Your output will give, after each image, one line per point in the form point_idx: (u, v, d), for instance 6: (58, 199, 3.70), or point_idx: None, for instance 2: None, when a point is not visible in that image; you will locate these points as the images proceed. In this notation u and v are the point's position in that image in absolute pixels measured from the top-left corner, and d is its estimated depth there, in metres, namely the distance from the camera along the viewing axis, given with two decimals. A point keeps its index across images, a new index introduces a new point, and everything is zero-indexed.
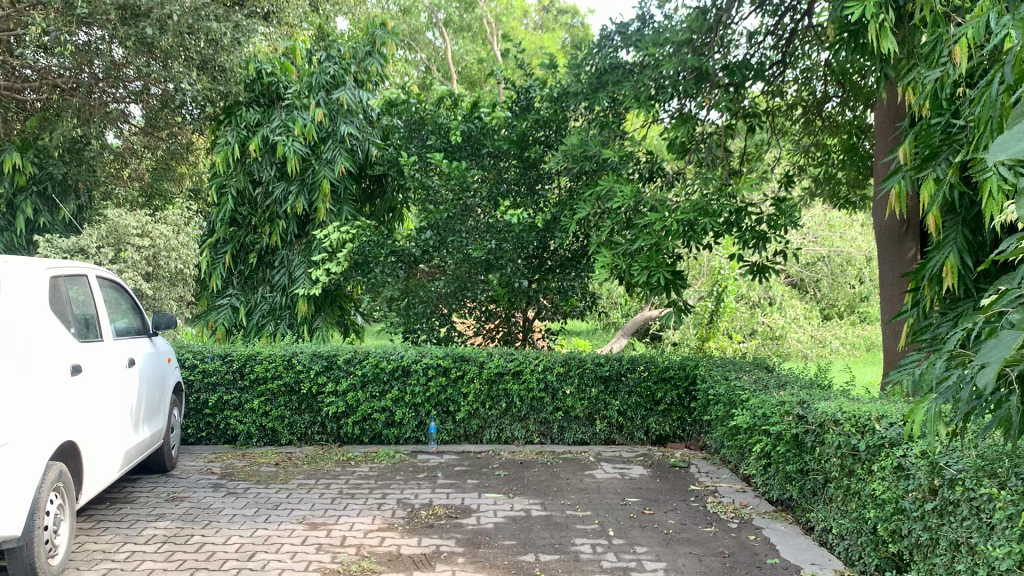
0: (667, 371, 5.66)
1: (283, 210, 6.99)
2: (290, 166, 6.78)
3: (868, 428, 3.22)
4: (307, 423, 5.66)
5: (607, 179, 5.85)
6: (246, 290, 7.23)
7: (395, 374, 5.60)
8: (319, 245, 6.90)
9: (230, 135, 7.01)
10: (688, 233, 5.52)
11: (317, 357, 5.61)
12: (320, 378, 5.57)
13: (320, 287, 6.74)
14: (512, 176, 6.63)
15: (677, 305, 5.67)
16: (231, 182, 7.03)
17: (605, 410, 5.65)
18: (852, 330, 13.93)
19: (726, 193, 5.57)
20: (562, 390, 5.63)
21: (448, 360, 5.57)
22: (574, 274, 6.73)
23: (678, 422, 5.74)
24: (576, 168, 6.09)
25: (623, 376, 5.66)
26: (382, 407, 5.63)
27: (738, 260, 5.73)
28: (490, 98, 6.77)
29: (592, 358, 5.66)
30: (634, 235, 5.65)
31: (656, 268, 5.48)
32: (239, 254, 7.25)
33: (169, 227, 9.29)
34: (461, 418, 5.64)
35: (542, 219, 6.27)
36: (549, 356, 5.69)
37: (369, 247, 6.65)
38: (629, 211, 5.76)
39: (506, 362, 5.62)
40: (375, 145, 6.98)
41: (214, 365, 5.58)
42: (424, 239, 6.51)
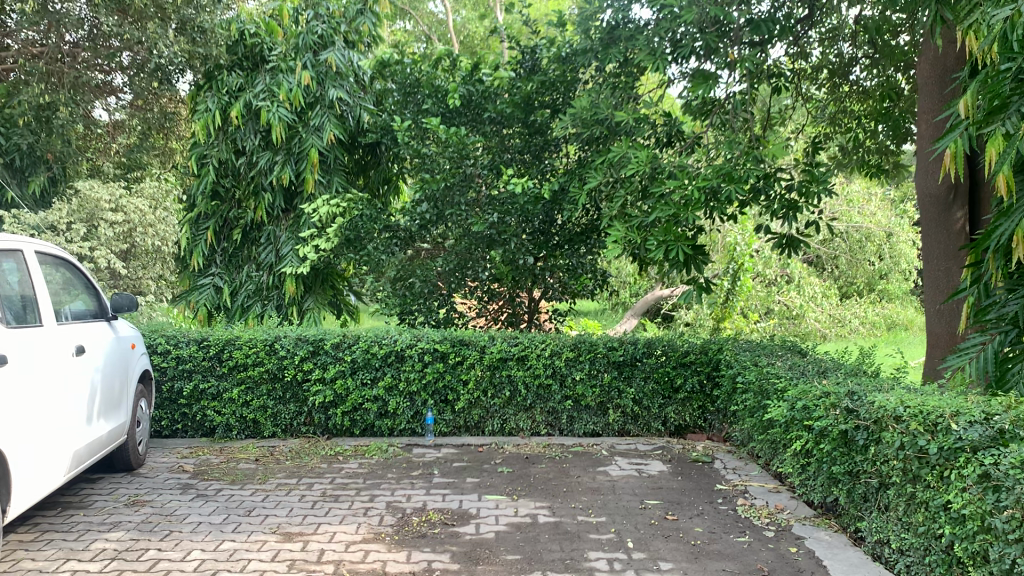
0: (687, 356, 5.13)
1: (268, 182, 6.44)
2: (275, 133, 6.22)
3: (942, 428, 2.69)
4: (292, 413, 5.16)
5: (621, 145, 5.28)
6: (230, 269, 6.69)
7: (388, 360, 5.09)
8: (307, 220, 6.37)
9: (211, 100, 6.45)
10: (711, 203, 4.98)
11: (302, 342, 5.12)
12: (305, 364, 5.06)
13: (308, 265, 6.21)
14: (516, 143, 6.09)
15: (699, 282, 5.13)
16: (213, 152, 6.49)
17: (619, 399, 5.14)
18: (872, 308, 13.35)
19: (753, 158, 4.96)
20: (572, 377, 5.11)
21: (446, 345, 5.06)
22: (584, 250, 6.23)
23: (700, 411, 5.21)
24: (586, 133, 5.54)
25: (639, 361, 5.14)
26: (374, 396, 5.12)
27: (766, 232, 5.18)
28: (492, 60, 6.22)
29: (604, 341, 5.15)
30: (651, 206, 5.13)
31: (675, 242, 4.84)
32: (223, 230, 6.72)
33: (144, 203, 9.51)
34: (461, 409, 5.13)
35: (549, 190, 5.73)
36: (557, 340, 5.18)
37: (361, 222, 6.13)
38: (644, 179, 5.23)
39: (510, 347, 5.11)
40: (368, 110, 6.42)
41: (190, 352, 5.09)
42: (420, 213, 5.96)
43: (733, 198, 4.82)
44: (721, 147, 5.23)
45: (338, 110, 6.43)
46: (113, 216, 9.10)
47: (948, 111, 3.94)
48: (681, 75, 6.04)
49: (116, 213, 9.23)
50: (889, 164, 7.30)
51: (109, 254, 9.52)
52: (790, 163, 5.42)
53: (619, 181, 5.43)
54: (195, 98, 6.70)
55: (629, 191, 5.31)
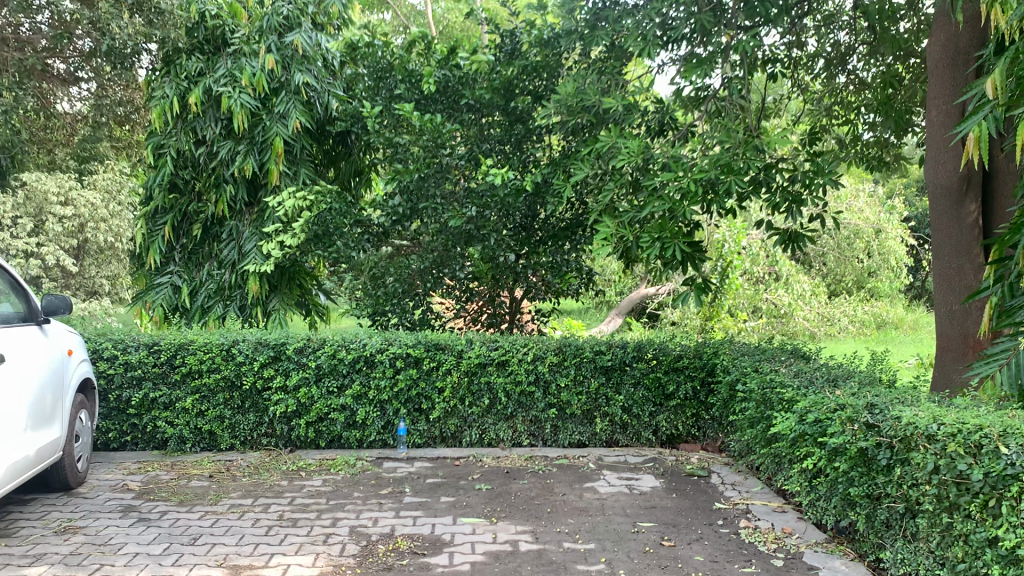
0: (680, 360, 4.75)
1: (230, 173, 6.01)
2: (237, 121, 5.80)
3: (988, 451, 2.34)
4: (251, 424, 4.74)
5: (608, 134, 4.91)
6: (189, 267, 6.24)
7: (357, 366, 4.68)
8: (272, 214, 5.94)
9: (168, 86, 6.01)
10: (707, 196, 4.61)
11: (262, 346, 4.69)
12: (266, 371, 4.65)
13: (273, 262, 5.78)
14: (496, 133, 5.68)
15: (694, 281, 4.75)
16: (170, 141, 6.04)
17: (606, 407, 4.76)
18: (861, 306, 13.01)
19: (752, 148, 4.58)
20: (556, 383, 4.73)
21: (419, 349, 4.66)
22: (568, 247, 5.85)
23: (693, 420, 4.83)
24: (571, 122, 5.16)
25: (628, 366, 4.76)
26: (341, 405, 4.70)
27: (765, 227, 4.81)
28: (470, 43, 5.80)
29: (590, 345, 4.76)
30: (643, 199, 4.80)
31: (670, 239, 4.58)
32: (182, 225, 6.27)
33: (94, 197, 10.62)
34: (436, 418, 4.73)
35: (531, 182, 5.34)
36: (540, 344, 4.79)
37: (330, 216, 5.70)
38: (635, 171, 4.88)
39: (489, 352, 4.71)
40: (337, 96, 6.00)
41: (139, 357, 4.65)
42: (393, 206, 5.55)
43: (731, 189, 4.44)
44: (718, 136, 4.86)
45: (304, 96, 6.02)
46: (63, 210, 10.35)
47: (969, 92, 3.57)
48: (672, 61, 5.66)
49: (65, 207, 10.38)
50: (888, 156, 6.95)
51: (57, 248, 10.40)
52: (789, 153, 5.06)
53: (608, 172, 5.05)
54: (152, 83, 6.25)
55: (618, 182, 4.93)
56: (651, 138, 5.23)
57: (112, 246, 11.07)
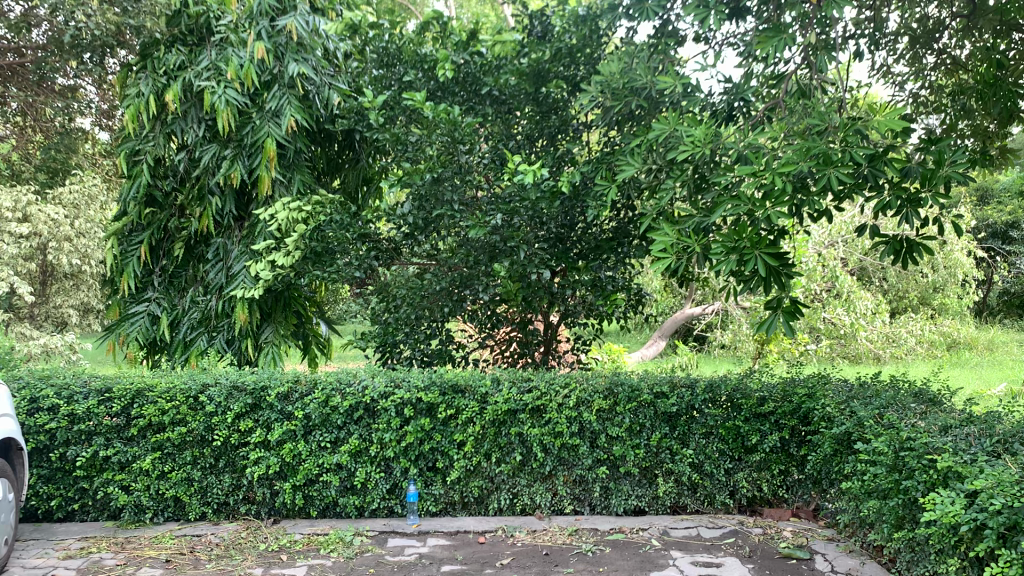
0: (765, 404, 3.74)
1: (215, 182, 5.12)
2: (221, 122, 4.90)
3: None
4: (226, 488, 3.82)
5: (668, 121, 3.94)
6: (170, 293, 5.34)
7: (355, 416, 3.74)
8: (263, 229, 5.04)
9: (143, 83, 5.14)
10: (796, 194, 3.60)
11: (237, 392, 3.76)
12: (243, 424, 3.73)
13: (263, 286, 4.86)
14: (525, 125, 4.81)
15: (779, 303, 3.79)
16: (146, 146, 5.17)
17: (671, 465, 3.77)
18: (930, 324, 11.78)
19: (855, 132, 3.57)
20: (606, 434, 3.75)
21: (433, 395, 3.68)
22: (614, 262, 4.82)
23: (780, 479, 3.81)
24: (617, 108, 4.22)
25: (697, 412, 3.78)
26: (336, 465, 3.76)
27: (866, 234, 3.77)
28: (492, 23, 4.87)
29: (648, 385, 3.77)
30: (711, 201, 3.85)
31: (752, 251, 3.61)
32: (161, 244, 5.38)
33: (56, 212, 9.83)
34: (455, 480, 3.76)
35: (570, 184, 4.38)
36: (584, 384, 3.81)
37: (329, 230, 4.77)
38: (701, 166, 3.93)
39: (520, 396, 3.74)
40: (338, 89, 5.07)
41: (87, 408, 3.72)
42: (403, 217, 4.61)
43: (833, 184, 3.43)
44: (805, 121, 3.86)
45: (300, 90, 5.10)
46: (21, 226, 9.55)
47: None
48: (737, 48, 4.65)
49: (23, 223, 9.60)
50: (991, 149, 5.83)
51: (15, 272, 9.60)
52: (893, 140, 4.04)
53: (665, 168, 4.09)
54: (126, 81, 5.39)
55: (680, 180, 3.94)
56: (720, 126, 4.23)
57: (82, 268, 10.34)
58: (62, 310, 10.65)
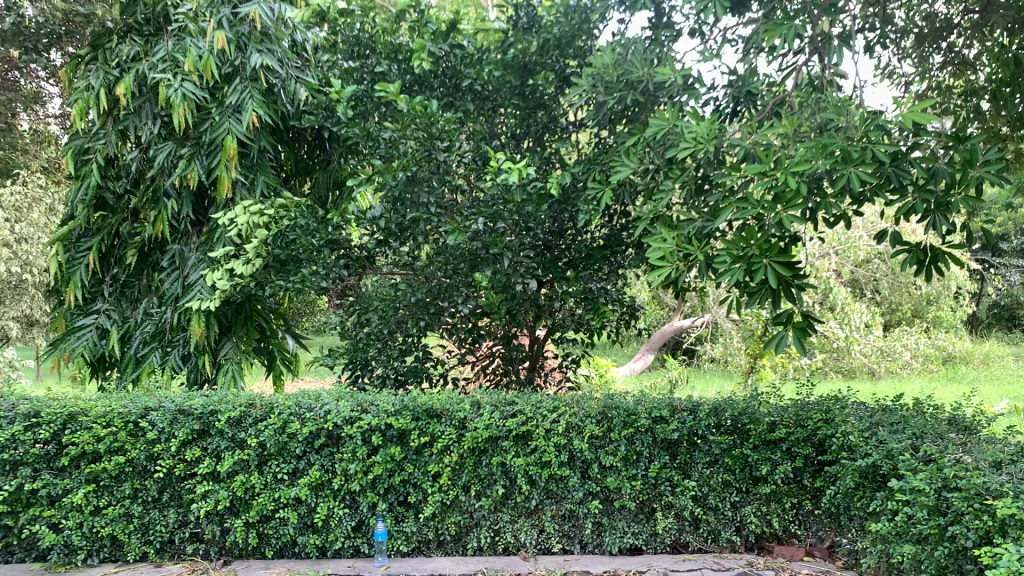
0: (775, 430, 3.34)
1: (171, 184, 4.69)
2: (177, 118, 4.48)
3: None
4: (171, 525, 3.38)
5: (667, 117, 3.57)
6: (122, 305, 4.90)
7: (317, 443, 3.32)
8: (222, 234, 4.62)
9: (93, 75, 4.68)
10: (810, 196, 3.22)
11: (183, 418, 3.33)
12: (189, 453, 3.30)
13: (221, 298, 4.43)
14: (510, 124, 4.42)
15: (790, 318, 3.37)
16: (96, 144, 4.72)
17: (671, 498, 3.37)
18: (926, 338, 11.46)
19: (876, 126, 3.19)
20: (599, 464, 3.36)
21: (405, 420, 3.27)
22: (606, 271, 4.43)
23: (792, 514, 3.40)
24: (610, 103, 3.84)
25: (699, 439, 3.39)
26: (295, 498, 3.34)
27: (887, 240, 3.38)
28: (475, 11, 4.46)
29: (646, 409, 3.38)
30: (716, 204, 3.47)
31: (762, 259, 3.20)
32: (113, 251, 4.94)
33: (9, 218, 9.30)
34: (429, 516, 3.35)
35: (558, 186, 3.99)
36: (575, 408, 3.41)
37: (294, 236, 4.35)
38: (704, 165, 3.55)
39: (503, 421, 3.33)
40: (306, 83, 4.66)
41: (11, 435, 3.27)
42: (376, 222, 4.20)
43: (854, 185, 3.05)
44: (819, 116, 3.48)
45: (264, 84, 4.69)
46: None
47: None
48: (735, 45, 4.15)
49: None
50: (1006, 153, 5.47)
51: None
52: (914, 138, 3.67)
53: (663, 169, 3.71)
54: (75, 73, 4.91)
55: (680, 181, 3.54)
56: (726, 121, 3.73)
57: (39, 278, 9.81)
58: (13, 322, 10.06)
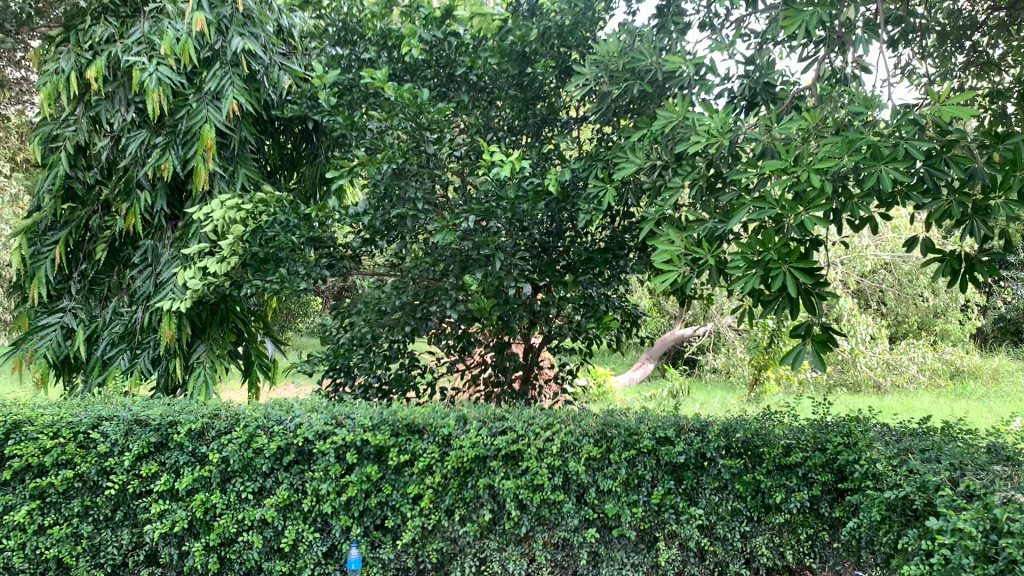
0: (791, 454, 3.03)
1: (144, 174, 4.37)
2: (151, 104, 4.16)
3: None
4: (124, 547, 3.06)
5: (678, 109, 3.25)
6: (90, 303, 4.58)
7: (287, 459, 3.02)
8: (197, 230, 4.31)
9: (63, 58, 4.36)
10: (835, 197, 2.92)
11: (139, 429, 3.04)
12: (145, 468, 3.00)
13: (192, 298, 4.12)
14: (506, 116, 4.11)
15: (809, 330, 3.04)
16: (65, 131, 4.40)
17: (675, 527, 3.07)
18: (933, 352, 11.15)
19: (910, 121, 2.89)
20: (596, 487, 3.05)
21: (383, 437, 2.98)
22: (608, 277, 4.12)
23: (807, 547, 3.07)
24: (615, 94, 3.53)
25: (708, 462, 3.09)
26: (262, 520, 3.04)
27: (917, 248, 3.09)
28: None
29: (648, 428, 3.08)
30: (729, 205, 3.17)
31: (782, 266, 2.87)
32: (82, 246, 4.62)
33: None
34: (409, 542, 3.04)
35: (558, 183, 3.68)
36: (571, 425, 3.11)
37: (273, 233, 4.05)
38: (717, 163, 3.25)
39: (491, 439, 3.03)
40: (290, 70, 4.34)
41: None
42: (361, 220, 3.90)
43: (885, 185, 2.74)
44: (846, 111, 3.16)
45: (246, 70, 4.37)
46: None
47: None
48: (748, 41, 3.80)
49: None
50: None
51: None
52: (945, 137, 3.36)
53: (672, 166, 3.41)
54: (45, 55, 4.59)
55: (691, 179, 3.23)
56: (741, 114, 3.42)
57: None
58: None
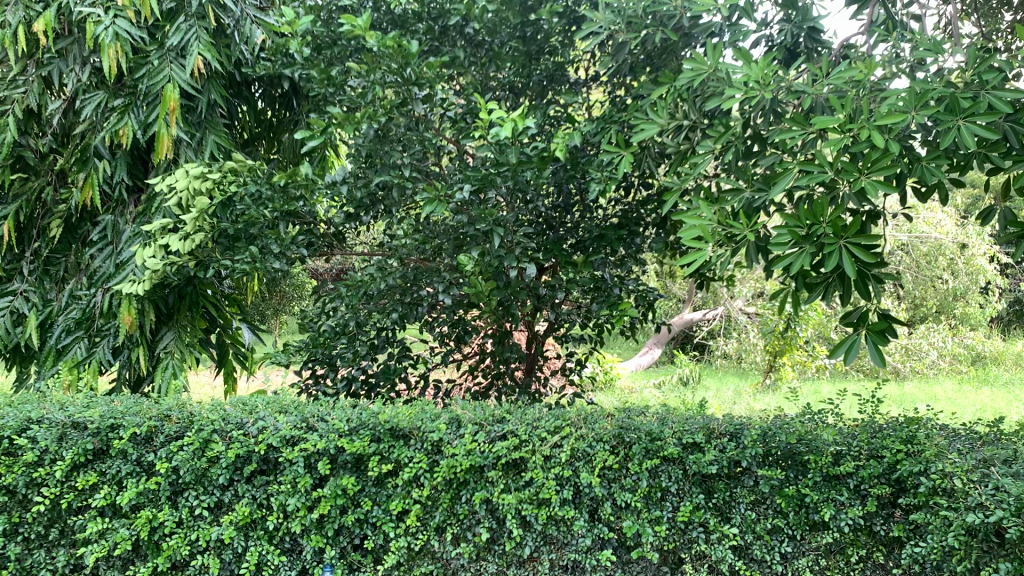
0: (841, 463, 2.58)
1: (101, 140, 3.89)
2: (106, 61, 3.66)
3: None
4: (59, 572, 2.62)
5: (709, 59, 2.76)
6: (45, 285, 4.12)
7: (250, 468, 2.58)
8: (161, 203, 3.84)
9: (9, 9, 3.79)
10: (900, 160, 2.44)
11: (75, 434, 2.59)
12: (81, 480, 2.55)
13: (153, 279, 3.65)
14: (506, 74, 3.62)
15: (864, 319, 2.55)
16: (13, 94, 3.91)
17: (705, 548, 2.60)
18: (953, 335, 10.66)
19: (992, 68, 2.40)
20: (612, 502, 2.60)
21: (361, 443, 2.53)
22: (621, 256, 3.65)
23: (858, 571, 2.61)
24: (633, 42, 3.03)
25: (743, 471, 2.64)
26: (221, 539, 2.60)
27: (990, 221, 2.63)
28: None
29: (673, 433, 2.63)
30: (770, 170, 2.70)
31: (837, 243, 2.41)
32: (35, 222, 4.16)
33: None
34: (392, 566, 2.59)
35: (566, 148, 3.19)
36: (582, 429, 2.65)
37: (243, 207, 3.56)
38: (754, 121, 2.77)
39: (489, 445, 2.57)
40: (264, 23, 3.83)
41: None
42: (341, 192, 3.41)
43: (966, 143, 2.26)
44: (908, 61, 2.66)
45: (214, 23, 3.87)
46: None
47: None
48: None
49: None
50: None
51: None
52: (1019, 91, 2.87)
53: (700, 126, 2.94)
54: None
55: (724, 140, 2.75)
56: (781, 65, 2.92)
57: None
58: None
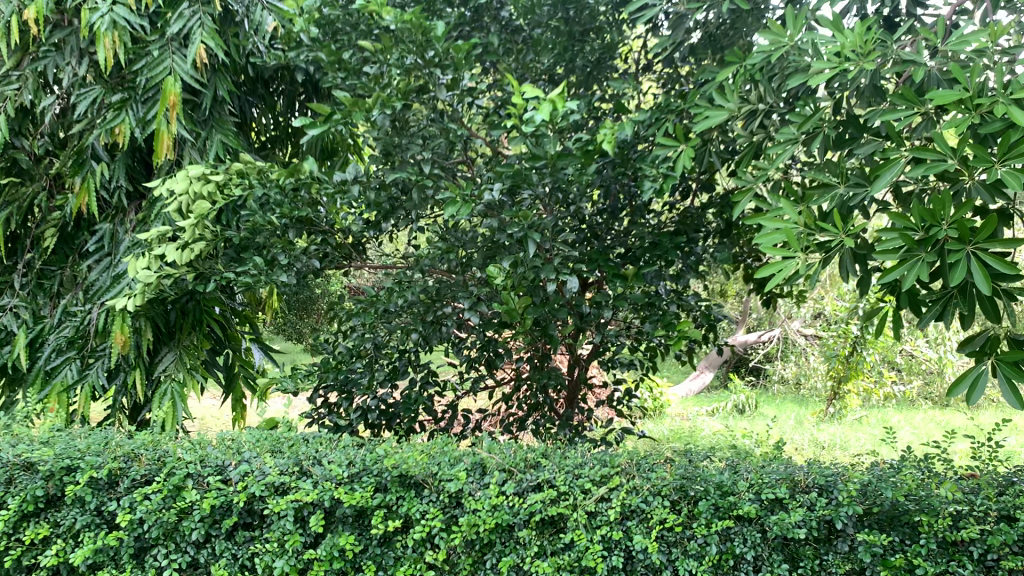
0: (962, 527, 2.05)
1: (96, 140, 3.51)
2: (101, 52, 3.27)
3: None
4: None
5: (790, 29, 2.25)
6: (38, 301, 3.76)
7: (229, 521, 2.14)
8: (160, 209, 3.44)
9: None
10: None
11: (25, 477, 2.20)
12: (29, 534, 2.15)
13: (145, 293, 3.24)
14: (545, 62, 3.15)
15: (994, 345, 1.97)
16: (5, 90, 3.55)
17: None
18: None
19: None
20: (672, 571, 2.10)
21: (363, 494, 2.07)
22: (678, 270, 3.14)
23: None
24: (696, 13, 2.54)
25: (836, 534, 2.12)
26: None
27: None
28: None
29: (749, 486, 2.13)
30: (869, 160, 2.18)
31: (965, 247, 1.82)
32: (29, 231, 3.80)
33: None
34: None
35: (615, 142, 2.72)
36: (634, 479, 2.16)
37: (245, 212, 3.14)
38: (846, 101, 2.26)
39: (519, 499, 2.09)
40: (274, 8, 3.42)
41: None
42: (355, 195, 2.97)
43: None
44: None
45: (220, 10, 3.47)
46: None
47: None
48: None
49: None
50: None
51: None
52: None
53: (777, 111, 2.44)
54: None
55: (810, 126, 2.24)
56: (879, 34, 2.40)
57: None
58: None
